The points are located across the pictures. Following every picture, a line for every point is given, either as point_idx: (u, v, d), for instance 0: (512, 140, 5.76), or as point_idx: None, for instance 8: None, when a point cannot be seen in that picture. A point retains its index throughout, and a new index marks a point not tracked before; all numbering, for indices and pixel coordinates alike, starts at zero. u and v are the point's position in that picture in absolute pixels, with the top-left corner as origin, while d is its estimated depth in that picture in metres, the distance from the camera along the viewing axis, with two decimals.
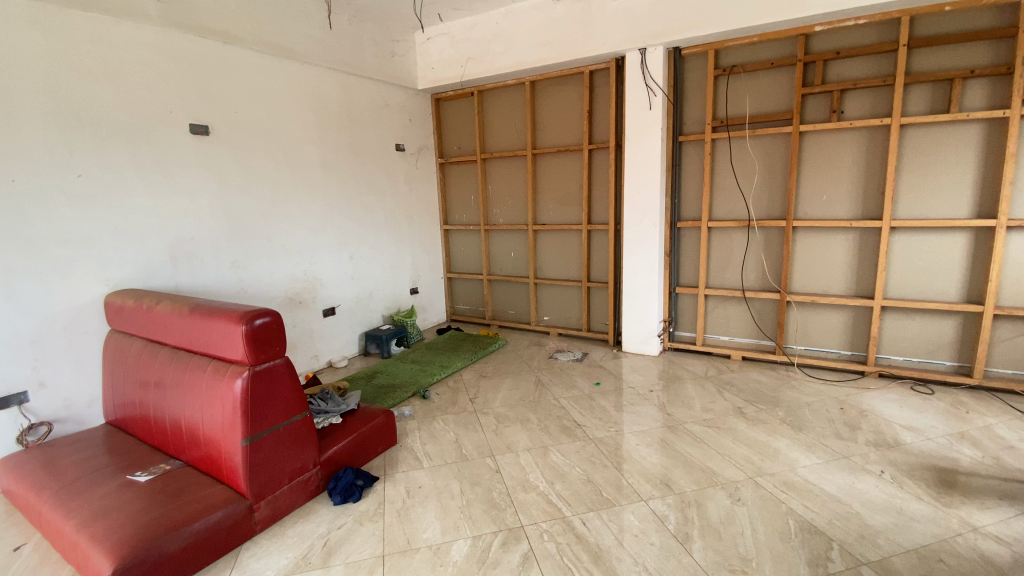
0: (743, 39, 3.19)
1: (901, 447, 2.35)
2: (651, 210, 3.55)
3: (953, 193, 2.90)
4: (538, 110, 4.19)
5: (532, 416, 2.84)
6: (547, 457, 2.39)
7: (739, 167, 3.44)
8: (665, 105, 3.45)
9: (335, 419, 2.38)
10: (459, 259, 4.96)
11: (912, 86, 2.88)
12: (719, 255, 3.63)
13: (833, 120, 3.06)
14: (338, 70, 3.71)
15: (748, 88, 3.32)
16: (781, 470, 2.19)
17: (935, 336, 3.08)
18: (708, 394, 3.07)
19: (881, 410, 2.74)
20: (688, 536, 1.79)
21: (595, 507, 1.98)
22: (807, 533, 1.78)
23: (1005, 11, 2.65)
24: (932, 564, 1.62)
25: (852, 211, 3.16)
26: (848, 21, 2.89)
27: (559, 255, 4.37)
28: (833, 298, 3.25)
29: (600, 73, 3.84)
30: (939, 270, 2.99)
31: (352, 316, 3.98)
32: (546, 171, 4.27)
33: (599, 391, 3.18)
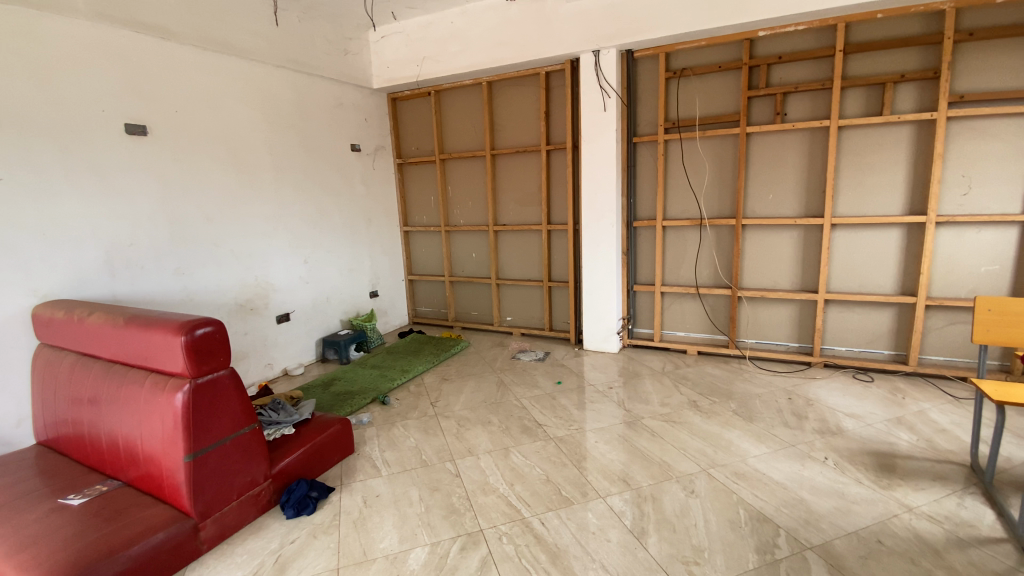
0: (692, 43, 3.27)
1: (844, 434, 2.46)
2: (608, 210, 3.60)
3: (887, 192, 3.06)
4: (496, 110, 4.18)
5: (493, 418, 2.83)
6: (508, 458, 2.39)
7: (690, 167, 3.54)
8: (619, 107, 3.50)
9: (288, 429, 2.30)
10: (419, 260, 4.89)
11: (849, 90, 3.03)
12: (675, 253, 3.72)
13: (777, 122, 3.19)
14: (288, 68, 3.59)
15: (698, 91, 3.41)
16: (732, 461, 2.26)
17: (874, 327, 3.24)
18: (665, 389, 3.14)
19: (826, 399, 2.88)
20: (644, 531, 1.82)
21: (554, 506, 1.99)
22: (757, 521, 1.85)
23: (931, 19, 2.82)
24: (871, 546, 1.70)
25: (796, 209, 3.30)
26: (789, 26, 3.01)
27: (520, 256, 4.37)
28: (781, 292, 3.39)
29: (556, 74, 3.87)
30: (877, 264, 3.16)
31: (308, 321, 3.87)
32: (505, 172, 4.27)
33: (561, 390, 3.20)
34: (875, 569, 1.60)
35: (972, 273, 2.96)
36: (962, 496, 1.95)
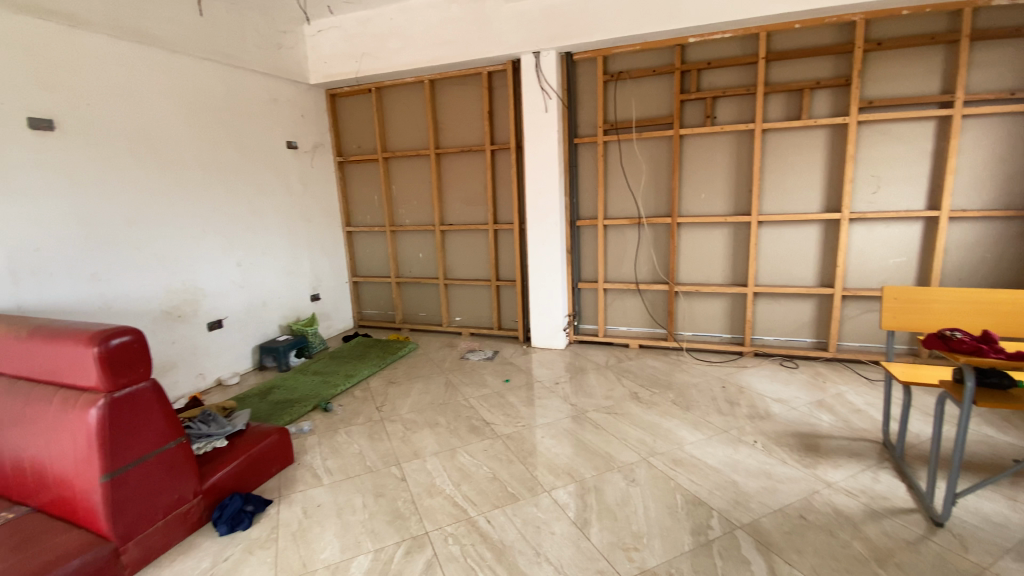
0: (628, 47, 3.38)
1: (771, 418, 2.63)
2: (552, 209, 3.65)
3: (806, 191, 3.30)
4: (439, 108, 4.15)
5: (441, 419, 2.81)
6: (454, 458, 2.38)
7: (628, 167, 3.66)
8: (561, 108, 3.57)
9: (220, 442, 2.19)
10: (363, 261, 4.78)
11: (771, 95, 3.23)
12: (616, 251, 3.84)
13: (707, 125, 3.36)
14: (216, 61, 3.40)
15: (634, 93, 3.53)
16: (671, 449, 2.36)
17: (798, 317, 3.48)
18: (609, 382, 3.23)
19: (756, 385, 3.06)
20: (587, 522, 1.87)
21: (500, 504, 2.00)
22: (692, 505, 1.94)
23: (842, 30, 3.04)
24: (793, 521, 1.83)
25: (727, 208, 3.49)
26: (716, 33, 3.17)
27: (466, 256, 4.36)
28: (715, 287, 3.57)
29: (498, 75, 3.89)
30: (799, 258, 3.39)
31: (243, 328, 3.69)
32: (449, 171, 4.25)
33: (509, 388, 3.21)
34: (797, 542, 1.72)
35: (880, 265, 3.24)
36: (872, 469, 2.14)
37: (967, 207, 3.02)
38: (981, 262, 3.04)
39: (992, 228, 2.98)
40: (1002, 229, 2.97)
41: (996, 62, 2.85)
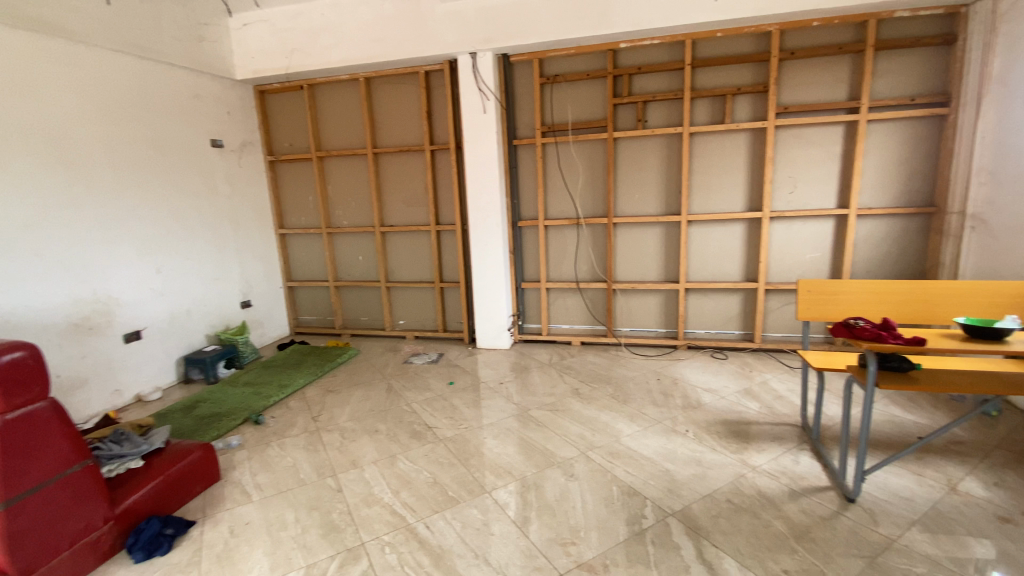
0: (563, 50, 3.44)
1: (702, 407, 2.76)
2: (493, 209, 3.65)
3: (730, 191, 3.49)
4: (376, 107, 4.06)
5: (381, 426, 2.74)
6: (394, 465, 2.33)
7: (566, 169, 3.73)
8: (499, 109, 3.58)
9: (135, 462, 2.03)
10: (299, 265, 4.59)
11: (698, 101, 3.39)
12: (557, 250, 3.90)
13: (639, 128, 3.48)
14: (128, 53, 3.16)
15: (569, 96, 3.60)
16: (608, 442, 2.42)
17: (726, 311, 3.68)
18: (552, 380, 3.27)
19: (689, 377, 3.20)
20: (526, 520, 1.88)
21: (439, 508, 1.98)
22: (627, 496, 2.00)
23: (760, 40, 3.23)
24: (721, 505, 1.93)
25: (659, 208, 3.63)
26: (645, 40, 3.29)
27: (408, 258, 4.29)
28: (650, 284, 3.71)
29: (435, 74, 3.85)
30: (726, 255, 3.59)
31: (165, 339, 3.44)
32: (388, 171, 4.16)
33: (453, 390, 3.19)
34: (723, 524, 1.81)
35: (798, 260, 3.48)
36: (792, 451, 2.28)
37: (872, 205, 3.28)
38: (884, 256, 3.32)
39: (892, 224, 3.27)
40: (901, 225, 3.26)
41: (896, 71, 3.10)
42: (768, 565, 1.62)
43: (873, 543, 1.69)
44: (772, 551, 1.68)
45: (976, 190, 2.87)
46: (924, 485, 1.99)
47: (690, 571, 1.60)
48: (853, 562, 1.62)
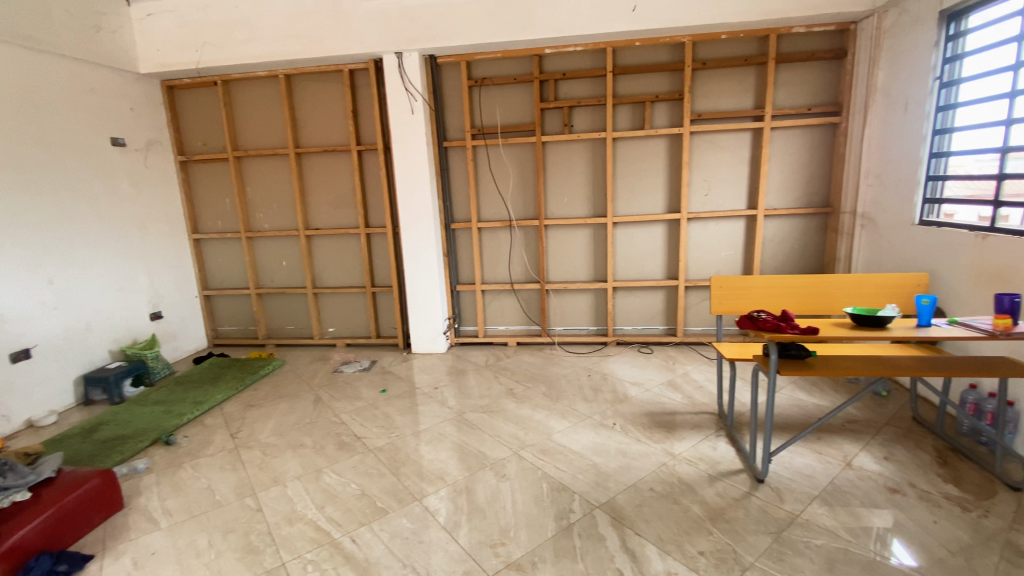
0: (489, 54, 3.46)
1: (629, 401, 2.88)
2: (426, 212, 3.60)
3: (652, 194, 3.66)
4: (297, 106, 3.90)
5: (307, 439, 2.62)
6: (320, 480, 2.24)
7: (496, 171, 3.75)
8: (427, 110, 3.53)
9: (21, 494, 1.83)
10: (218, 272, 4.31)
11: (620, 107, 3.53)
12: (490, 252, 3.91)
13: (566, 133, 3.57)
14: (10, 42, 2.83)
15: (498, 99, 3.63)
16: (540, 440, 2.46)
17: (652, 307, 3.86)
18: (486, 382, 3.28)
19: (618, 372, 3.33)
20: (456, 525, 1.87)
21: (367, 520, 1.93)
22: (556, 492, 2.04)
23: (675, 50, 3.41)
24: (643, 494, 2.01)
25: (587, 210, 3.74)
26: (569, 46, 3.38)
27: (337, 262, 4.14)
28: (580, 283, 3.81)
29: (360, 73, 3.75)
30: (650, 254, 3.76)
31: (62, 357, 3.11)
32: (313, 172, 4.00)
33: (385, 397, 3.11)
34: (646, 513, 1.89)
35: (715, 258, 3.70)
36: (710, 438, 2.42)
37: (778, 206, 3.56)
38: (789, 253, 3.61)
39: (795, 223, 3.56)
40: (803, 224, 3.56)
41: (796, 83, 3.37)
42: (686, 547, 1.70)
43: (778, 519, 1.83)
44: (690, 535, 1.77)
45: (865, 192, 3.17)
46: (824, 462, 2.18)
47: (614, 560, 1.66)
48: (761, 538, 1.74)
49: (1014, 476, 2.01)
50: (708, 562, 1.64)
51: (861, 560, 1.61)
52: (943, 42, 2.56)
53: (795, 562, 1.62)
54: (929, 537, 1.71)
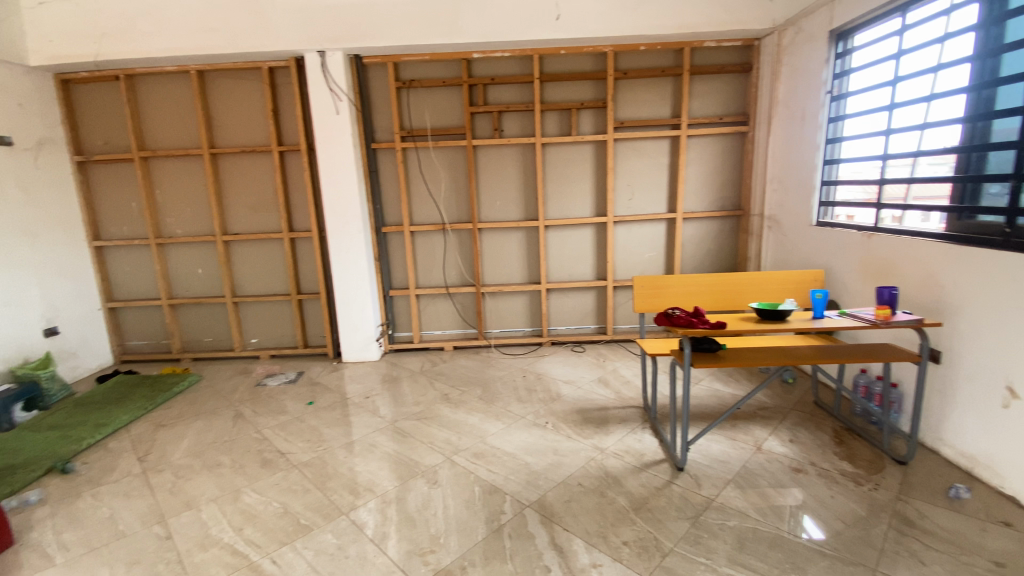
0: (417, 56, 3.43)
1: (561, 399, 2.94)
2: (353, 216, 3.49)
3: (581, 197, 3.78)
4: (212, 104, 3.67)
5: (225, 459, 2.46)
6: (238, 500, 2.11)
7: (427, 174, 3.71)
8: (353, 111, 3.44)
9: None
10: (125, 282, 3.96)
11: (548, 113, 3.62)
12: (423, 256, 3.87)
13: (496, 137, 3.60)
14: None
15: (427, 102, 3.60)
16: (473, 443, 2.46)
17: (583, 307, 3.97)
18: (420, 388, 3.23)
19: (551, 372, 3.39)
20: (385, 536, 1.83)
21: (289, 539, 1.84)
22: (488, 494, 2.05)
23: (598, 59, 3.54)
24: (572, 489, 2.06)
25: (520, 213, 3.80)
26: (497, 51, 3.41)
27: (260, 269, 3.93)
28: (515, 285, 3.86)
29: (281, 71, 3.59)
30: (580, 256, 3.88)
31: None
32: (231, 175, 3.77)
33: (312, 410, 2.99)
34: (574, 508, 1.94)
35: (640, 259, 3.88)
36: (635, 431, 2.53)
37: (696, 209, 3.78)
38: (707, 253, 3.85)
39: (712, 225, 3.81)
40: (719, 226, 3.81)
41: (709, 94, 3.60)
42: (610, 539, 1.76)
43: (695, 504, 1.94)
44: (615, 526, 1.83)
45: (771, 196, 3.44)
46: (737, 448, 2.33)
47: (543, 558, 1.69)
48: (680, 523, 1.83)
49: (899, 451, 2.22)
50: (631, 551, 1.70)
51: (767, 537, 1.74)
52: (833, 58, 2.83)
53: (710, 544, 1.72)
54: (826, 510, 1.87)
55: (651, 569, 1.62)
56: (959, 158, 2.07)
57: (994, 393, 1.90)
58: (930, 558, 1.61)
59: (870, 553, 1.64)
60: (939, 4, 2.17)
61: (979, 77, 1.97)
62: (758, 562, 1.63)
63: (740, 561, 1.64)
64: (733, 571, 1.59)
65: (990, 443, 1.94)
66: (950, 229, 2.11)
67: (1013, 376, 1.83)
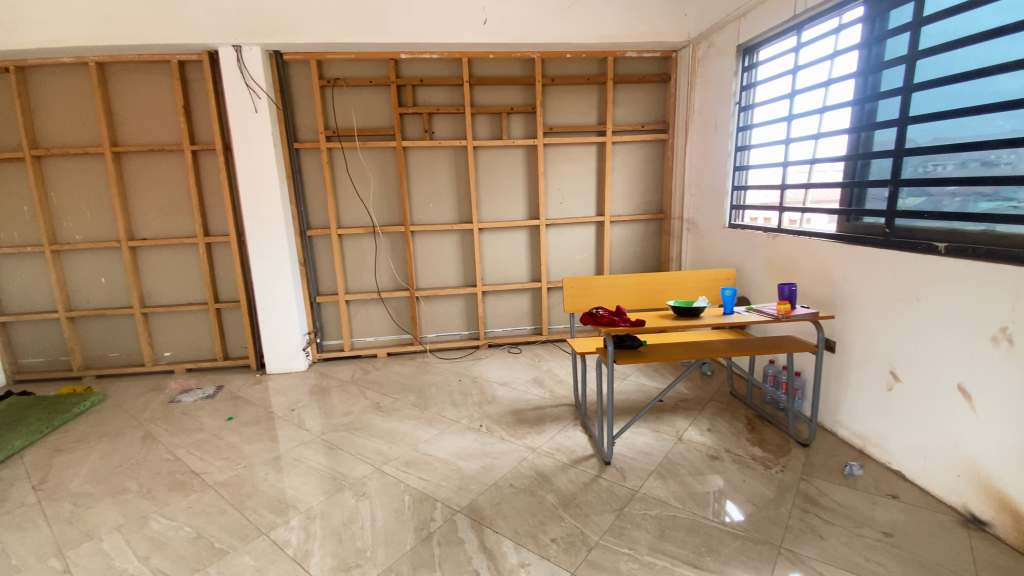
0: (341, 54, 3.33)
1: (496, 401, 2.95)
2: (275, 219, 3.33)
3: (514, 201, 3.82)
4: (115, 99, 3.37)
5: (131, 483, 2.26)
6: (145, 527, 1.94)
7: (356, 176, 3.61)
8: (273, 110, 3.27)
9: None
10: (13, 294, 3.55)
11: (478, 116, 3.63)
12: (353, 261, 3.75)
13: (427, 139, 3.56)
14: None
15: (353, 102, 3.50)
16: (404, 452, 2.41)
17: (519, 309, 4.01)
18: (351, 397, 3.13)
19: (487, 374, 3.40)
20: (308, 553, 1.75)
21: (202, 565, 1.72)
22: (418, 503, 2.01)
23: (527, 65, 3.60)
24: (504, 491, 2.07)
25: (453, 216, 3.78)
26: (425, 53, 3.38)
27: (173, 277, 3.66)
28: (449, 289, 3.83)
29: (193, 65, 3.36)
30: (514, 259, 3.92)
31: None
32: (138, 176, 3.48)
33: (233, 425, 2.81)
34: (505, 509, 1.95)
35: (572, 261, 3.98)
36: (566, 429, 2.58)
37: (624, 213, 3.93)
38: (634, 254, 4.01)
39: (638, 228, 3.97)
40: (644, 228, 3.98)
41: (633, 102, 3.76)
42: (539, 537, 1.79)
43: (621, 497, 2.01)
44: (543, 524, 1.86)
45: (689, 201, 3.64)
46: (660, 440, 2.44)
47: (472, 562, 1.68)
48: (606, 516, 1.89)
49: (802, 434, 2.41)
50: (559, 547, 1.74)
51: (686, 524, 1.83)
52: (742, 71, 3.04)
53: (633, 535, 1.78)
54: (739, 494, 2.00)
55: (577, 564, 1.65)
56: (847, 165, 2.28)
57: (879, 377, 2.11)
58: (827, 531, 1.76)
59: (776, 531, 1.77)
60: (829, 25, 2.40)
61: (862, 92, 2.19)
62: (677, 547, 1.71)
63: (660, 549, 1.71)
64: (654, 559, 1.66)
65: (877, 422, 2.15)
66: (842, 230, 2.32)
67: (894, 361, 2.03)
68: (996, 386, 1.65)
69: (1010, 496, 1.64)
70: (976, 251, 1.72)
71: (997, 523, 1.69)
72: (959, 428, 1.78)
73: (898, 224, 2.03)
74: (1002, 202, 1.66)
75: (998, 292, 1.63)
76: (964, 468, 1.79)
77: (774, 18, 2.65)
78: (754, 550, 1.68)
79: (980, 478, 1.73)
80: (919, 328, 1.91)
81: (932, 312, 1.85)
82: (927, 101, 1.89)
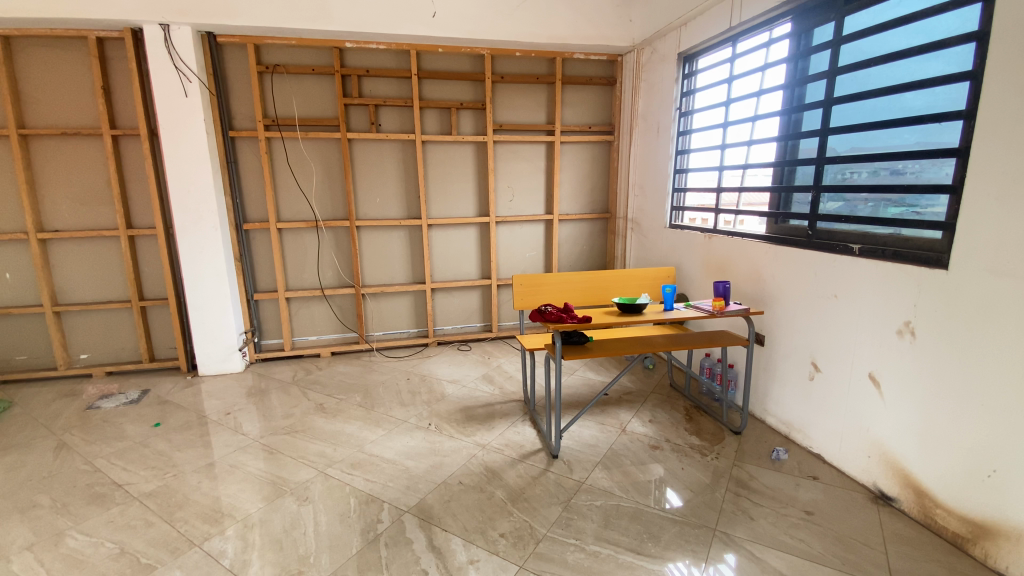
0: (281, 39, 3.17)
1: (445, 399, 2.94)
2: (208, 210, 3.12)
3: (464, 197, 3.81)
4: (21, 76, 3.05)
5: (43, 498, 2.06)
6: (60, 545, 1.78)
7: (297, 168, 3.46)
8: (205, 94, 3.07)
9: None
10: None
11: (427, 110, 3.58)
12: (294, 256, 3.60)
13: (373, 131, 3.47)
14: None
15: (294, 90, 3.35)
16: (349, 454, 2.35)
17: (468, 306, 4.02)
18: (292, 399, 3.00)
19: (435, 372, 3.37)
20: (245, 563, 1.67)
21: None
22: (364, 505, 1.97)
23: (476, 61, 3.59)
24: (453, 488, 2.07)
25: (401, 212, 3.71)
26: (371, 43, 3.28)
27: (90, 273, 3.36)
28: (398, 286, 3.76)
29: (113, 43, 3.09)
30: (465, 255, 3.91)
31: None
32: (50, 162, 3.18)
33: (160, 432, 2.62)
34: (453, 507, 1.95)
35: (521, 259, 4.03)
36: (514, 425, 2.61)
37: (572, 211, 4.02)
38: (580, 253, 4.12)
39: (585, 227, 4.08)
40: (590, 227, 4.09)
41: (580, 103, 3.84)
42: (488, 532, 1.80)
43: (570, 490, 2.05)
44: (492, 519, 1.87)
45: (633, 201, 3.77)
46: (605, 432, 2.52)
47: (420, 562, 1.67)
48: (553, 509, 1.93)
49: (734, 422, 2.56)
50: (507, 542, 1.76)
51: (629, 512, 1.90)
52: (682, 77, 3.18)
53: (579, 525, 1.83)
54: (677, 481, 2.10)
55: (525, 557, 1.68)
56: (775, 171, 2.44)
57: (802, 367, 2.28)
58: (756, 512, 1.89)
59: (712, 515, 1.87)
60: (760, 38, 2.56)
61: (788, 103, 2.35)
62: (620, 536, 1.77)
63: (604, 538, 1.76)
64: (599, 547, 1.72)
65: (800, 410, 2.32)
66: (771, 231, 2.48)
67: (814, 353, 2.21)
68: (900, 374, 1.83)
69: (913, 473, 1.82)
70: (885, 252, 1.89)
71: (901, 498, 1.87)
72: (869, 413, 1.96)
73: (819, 227, 2.21)
74: (907, 208, 1.83)
75: (902, 289, 1.81)
76: (874, 449, 1.96)
77: (711, 28, 2.79)
78: (692, 534, 1.77)
79: (887, 457, 1.91)
80: (836, 321, 2.08)
81: (847, 308, 2.03)
82: (845, 114, 2.06)
